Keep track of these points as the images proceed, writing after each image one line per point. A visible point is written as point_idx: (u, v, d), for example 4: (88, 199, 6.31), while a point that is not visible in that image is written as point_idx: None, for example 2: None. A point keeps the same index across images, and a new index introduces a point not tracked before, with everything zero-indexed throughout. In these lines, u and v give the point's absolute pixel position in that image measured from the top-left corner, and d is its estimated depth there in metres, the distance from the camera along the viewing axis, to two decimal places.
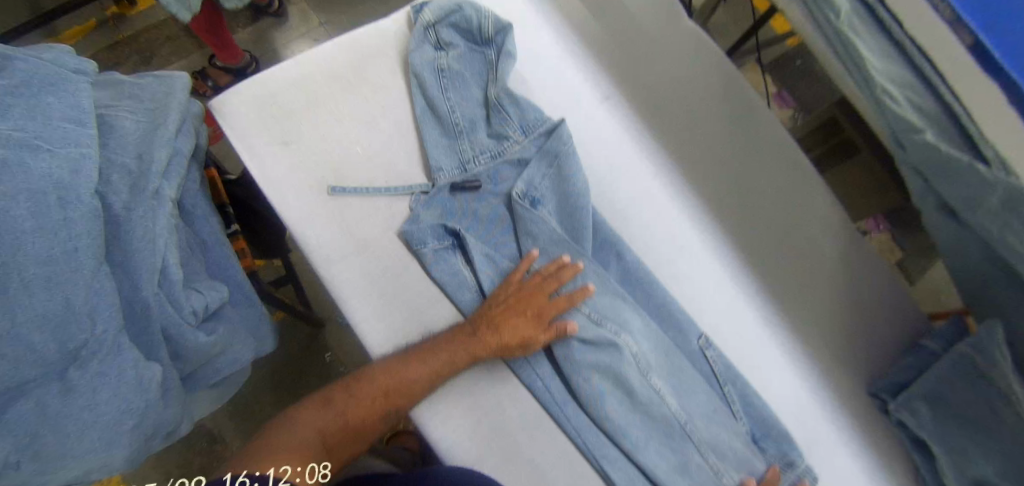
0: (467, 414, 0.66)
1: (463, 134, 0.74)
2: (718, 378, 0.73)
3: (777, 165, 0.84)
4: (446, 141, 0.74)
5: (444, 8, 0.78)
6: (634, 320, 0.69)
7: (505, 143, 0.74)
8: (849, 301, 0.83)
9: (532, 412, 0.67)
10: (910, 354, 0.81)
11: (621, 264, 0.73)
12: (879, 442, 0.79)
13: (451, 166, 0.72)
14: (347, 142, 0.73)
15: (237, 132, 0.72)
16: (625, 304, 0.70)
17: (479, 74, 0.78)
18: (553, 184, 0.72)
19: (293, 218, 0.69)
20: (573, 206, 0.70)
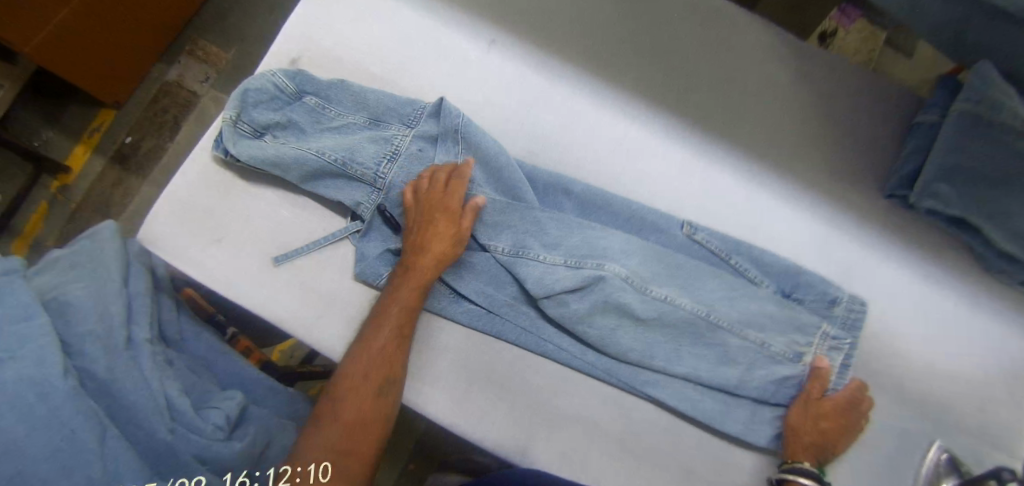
0: (499, 404, 0.66)
1: (349, 163, 0.69)
2: (721, 255, 0.70)
3: (692, 18, 0.78)
4: (342, 179, 0.70)
5: (238, 97, 0.71)
6: (610, 242, 0.67)
7: (394, 142, 0.71)
8: (825, 116, 0.77)
9: (556, 374, 0.67)
10: (911, 138, 0.75)
11: (575, 197, 0.71)
12: (915, 237, 0.74)
13: (366, 192, 0.70)
14: (273, 211, 0.72)
15: (171, 250, 0.71)
16: (596, 230, 0.68)
17: (318, 122, 0.73)
18: (475, 156, 0.70)
19: (258, 303, 0.69)
20: (503, 169, 0.69)
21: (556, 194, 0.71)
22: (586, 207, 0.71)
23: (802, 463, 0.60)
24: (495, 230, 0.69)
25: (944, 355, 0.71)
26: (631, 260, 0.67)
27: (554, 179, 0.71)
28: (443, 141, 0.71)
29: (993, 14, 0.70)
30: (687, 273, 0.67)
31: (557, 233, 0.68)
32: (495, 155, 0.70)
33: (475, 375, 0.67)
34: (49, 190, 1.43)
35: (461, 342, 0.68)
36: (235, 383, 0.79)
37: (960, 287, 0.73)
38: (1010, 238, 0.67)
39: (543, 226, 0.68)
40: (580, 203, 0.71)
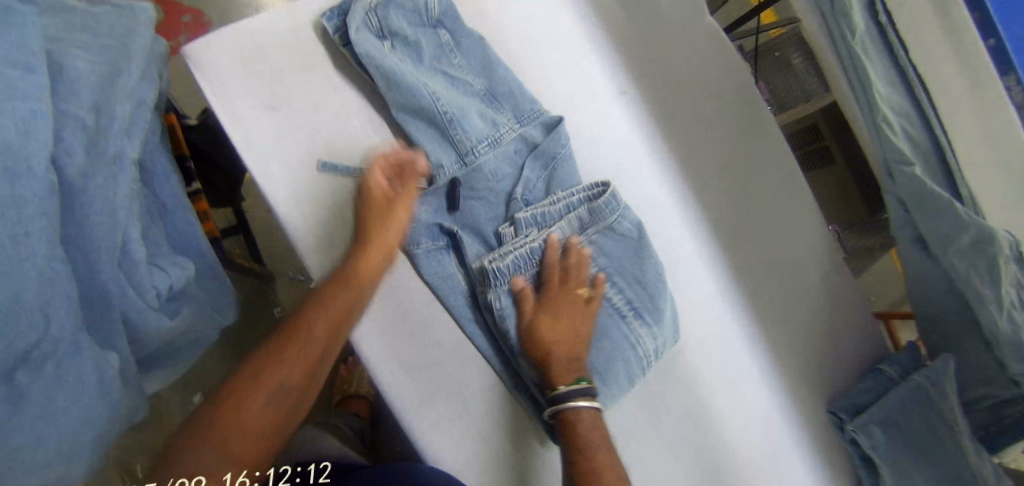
0: (458, 421, 0.63)
1: (454, 125, 0.66)
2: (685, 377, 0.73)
3: (778, 184, 0.84)
4: (438, 133, 0.66)
5: None
6: (638, 333, 0.63)
7: (500, 128, 0.68)
8: (824, 322, 0.86)
9: (520, 423, 0.65)
10: (870, 377, 0.86)
11: (629, 273, 0.66)
12: (833, 457, 0.84)
13: (451, 160, 0.66)
14: (344, 116, 0.65)
15: (215, 87, 0.62)
16: (638, 314, 0.64)
17: (439, 60, 0.69)
18: (562, 189, 0.69)
19: (279, 196, 0.62)
20: (578, 214, 0.67)
21: (613, 263, 0.66)
22: (628, 284, 0.66)
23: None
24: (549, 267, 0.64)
25: None
26: (641, 364, 0.63)
27: (622, 246, 0.67)
28: (540, 156, 0.69)
29: (975, 324, 0.83)
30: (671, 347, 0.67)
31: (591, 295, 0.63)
32: (575, 196, 0.68)
33: (451, 388, 0.64)
34: None
35: (454, 346, 0.65)
36: (185, 249, 0.69)
37: None
38: None
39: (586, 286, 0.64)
40: (631, 279, 0.66)
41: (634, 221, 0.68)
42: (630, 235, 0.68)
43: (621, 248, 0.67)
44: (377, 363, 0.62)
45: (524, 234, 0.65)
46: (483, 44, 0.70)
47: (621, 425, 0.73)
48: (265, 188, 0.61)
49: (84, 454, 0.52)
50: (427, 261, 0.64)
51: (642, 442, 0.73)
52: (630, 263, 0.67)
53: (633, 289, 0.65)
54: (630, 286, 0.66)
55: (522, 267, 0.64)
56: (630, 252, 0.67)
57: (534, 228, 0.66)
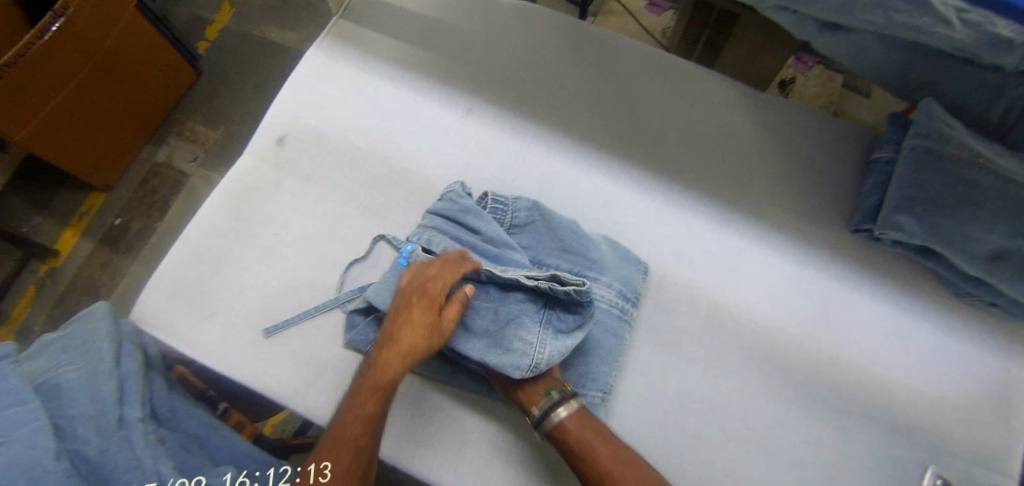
0: (492, 462, 0.66)
1: (351, 238, 0.74)
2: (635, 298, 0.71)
3: (654, 77, 0.82)
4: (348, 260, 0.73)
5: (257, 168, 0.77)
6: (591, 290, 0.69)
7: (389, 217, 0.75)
8: (794, 157, 0.79)
9: None
10: (870, 173, 0.78)
11: (554, 250, 0.72)
12: (891, 269, 0.76)
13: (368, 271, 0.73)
14: (263, 283, 0.73)
15: (161, 327, 0.71)
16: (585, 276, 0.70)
17: (316, 189, 0.75)
18: (472, 220, 0.71)
19: (249, 375, 0.69)
20: (490, 233, 0.71)
21: (536, 250, 0.72)
22: (558, 256, 0.71)
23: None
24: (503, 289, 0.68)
25: (927, 380, 0.72)
26: (612, 314, 0.69)
27: (535, 231, 0.73)
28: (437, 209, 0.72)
29: (937, 56, 0.74)
30: (635, 285, 0.71)
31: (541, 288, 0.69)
32: (478, 217, 0.71)
33: (474, 437, 0.67)
34: (37, 274, 1.37)
35: (453, 403, 0.68)
36: (227, 458, 0.78)
37: (937, 315, 0.75)
38: (973, 262, 0.70)
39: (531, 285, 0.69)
40: (558, 251, 0.71)
41: (532, 205, 0.73)
42: (535, 220, 0.73)
43: (535, 234, 0.73)
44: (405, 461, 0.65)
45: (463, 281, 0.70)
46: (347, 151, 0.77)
47: (649, 374, 0.70)
48: (237, 377, 0.69)
49: None
50: None
51: (678, 375, 0.70)
52: (549, 239, 0.72)
53: (565, 259, 0.71)
54: (562, 259, 0.71)
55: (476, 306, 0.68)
56: (542, 232, 0.72)
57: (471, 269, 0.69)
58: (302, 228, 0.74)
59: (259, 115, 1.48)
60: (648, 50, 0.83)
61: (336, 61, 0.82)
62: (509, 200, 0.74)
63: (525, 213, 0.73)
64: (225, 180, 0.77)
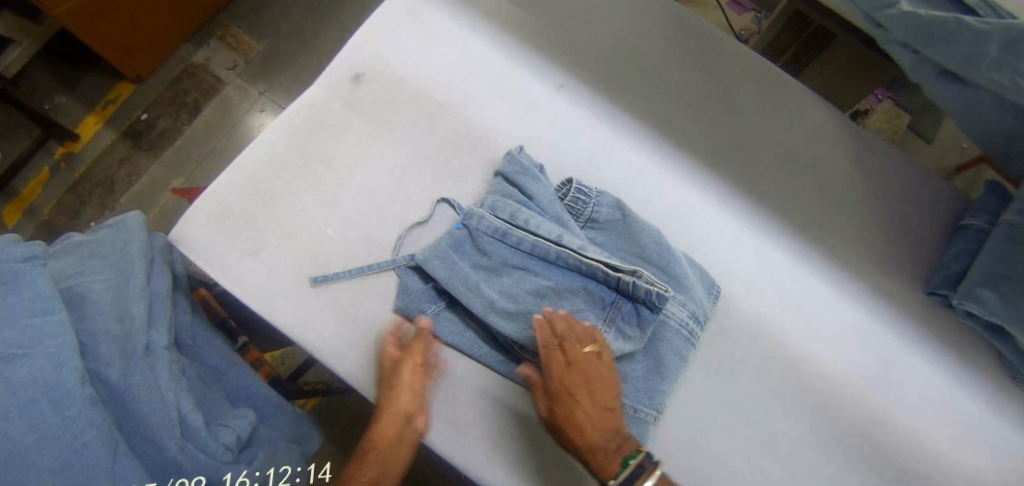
0: (529, 460, 0.63)
1: (417, 199, 0.69)
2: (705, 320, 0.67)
3: (759, 93, 0.77)
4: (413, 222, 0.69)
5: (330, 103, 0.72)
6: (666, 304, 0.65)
7: (462, 184, 0.70)
8: (883, 207, 0.76)
9: None
10: (956, 239, 0.75)
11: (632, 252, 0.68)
12: (955, 340, 0.74)
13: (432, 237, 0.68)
14: (317, 228, 0.68)
15: (203, 253, 0.67)
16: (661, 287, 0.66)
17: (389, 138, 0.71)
18: (556, 207, 0.68)
19: (289, 322, 0.65)
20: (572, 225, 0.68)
21: (614, 248, 0.69)
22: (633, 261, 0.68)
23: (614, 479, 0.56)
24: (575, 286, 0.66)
25: (970, 459, 0.71)
26: (680, 335, 0.65)
27: (617, 230, 0.69)
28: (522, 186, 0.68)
29: None
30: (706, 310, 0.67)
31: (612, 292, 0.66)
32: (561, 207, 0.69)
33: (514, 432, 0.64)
34: (52, 158, 1.30)
35: (493, 391, 0.65)
36: (244, 397, 0.75)
37: (992, 394, 0.73)
38: None
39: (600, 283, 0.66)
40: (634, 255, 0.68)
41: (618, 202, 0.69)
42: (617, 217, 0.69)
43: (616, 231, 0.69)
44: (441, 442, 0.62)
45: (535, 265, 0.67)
46: (427, 106, 0.73)
47: (698, 398, 0.68)
48: (276, 320, 0.65)
49: None
50: (439, 325, 0.66)
51: (727, 406, 0.68)
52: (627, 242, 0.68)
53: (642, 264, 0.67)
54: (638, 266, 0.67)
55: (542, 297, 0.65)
56: (619, 234, 0.69)
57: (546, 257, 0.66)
58: (367, 178, 0.70)
59: (309, 36, 1.40)
60: (758, 62, 0.78)
61: (427, 6, 0.77)
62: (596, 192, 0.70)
63: (606, 208, 0.69)
64: (291, 106, 0.72)
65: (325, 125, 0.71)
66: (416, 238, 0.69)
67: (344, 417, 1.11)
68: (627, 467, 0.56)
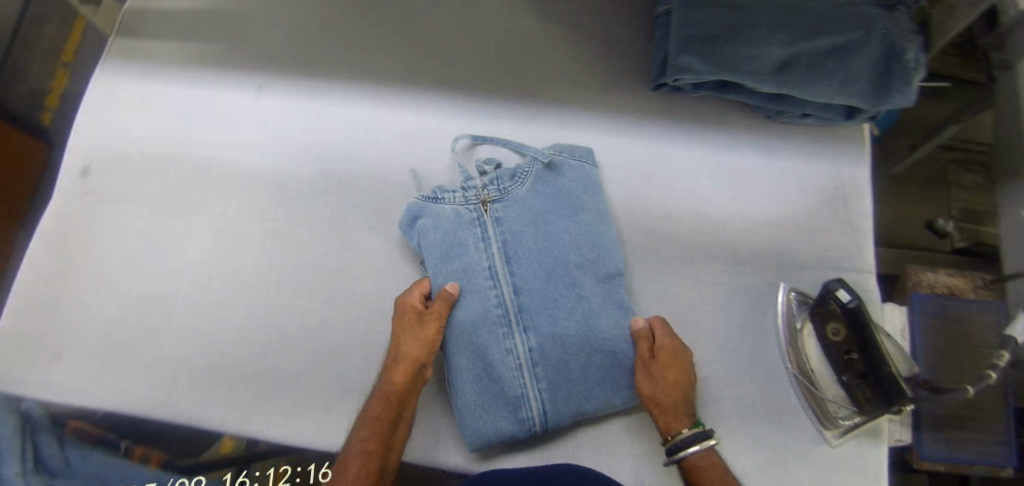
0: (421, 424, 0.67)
1: (178, 244, 0.74)
2: (520, 244, 0.69)
3: (435, 5, 0.82)
4: (179, 263, 0.73)
5: (70, 205, 0.76)
6: (572, 237, 0.69)
7: (211, 210, 0.75)
8: (587, 37, 0.80)
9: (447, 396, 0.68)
10: (657, 29, 0.78)
11: (553, 187, 0.72)
12: (701, 113, 0.78)
13: (202, 264, 0.72)
14: (101, 310, 0.72)
15: (9, 384, 0.70)
16: (556, 225, 0.70)
17: (134, 205, 0.76)
18: (458, 231, 0.69)
19: (107, 399, 0.68)
20: (471, 243, 0.69)
21: (507, 229, 0.69)
22: (554, 201, 0.71)
23: (682, 434, 0.61)
24: (508, 266, 0.68)
25: (757, 204, 0.75)
26: (501, 274, 0.68)
27: (506, 217, 0.70)
28: (437, 216, 0.69)
29: None
30: (595, 183, 0.73)
31: (522, 258, 0.69)
32: (465, 227, 0.69)
33: (355, 387, 0.67)
34: None
35: (310, 364, 0.68)
36: None
37: (751, 140, 0.77)
38: (767, 79, 0.72)
39: (519, 258, 0.69)
40: (547, 203, 0.71)
41: (554, 202, 0.71)
42: (519, 175, 0.72)
43: (511, 214, 0.70)
44: (483, 436, 0.63)
45: (464, 288, 0.67)
46: (156, 162, 0.77)
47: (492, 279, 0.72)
48: (97, 405, 0.69)
49: None
50: (239, 332, 0.70)
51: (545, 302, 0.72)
52: (537, 189, 0.72)
53: (549, 226, 0.70)
54: (560, 202, 0.71)
55: (491, 312, 0.67)
56: (443, 216, 0.69)
57: (479, 273, 0.68)
58: (127, 246, 0.74)
59: None
60: None
61: (124, 82, 0.81)
62: (470, 194, 0.71)
63: (496, 183, 0.71)
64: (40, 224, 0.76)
65: (74, 224, 0.75)
66: (187, 275, 0.72)
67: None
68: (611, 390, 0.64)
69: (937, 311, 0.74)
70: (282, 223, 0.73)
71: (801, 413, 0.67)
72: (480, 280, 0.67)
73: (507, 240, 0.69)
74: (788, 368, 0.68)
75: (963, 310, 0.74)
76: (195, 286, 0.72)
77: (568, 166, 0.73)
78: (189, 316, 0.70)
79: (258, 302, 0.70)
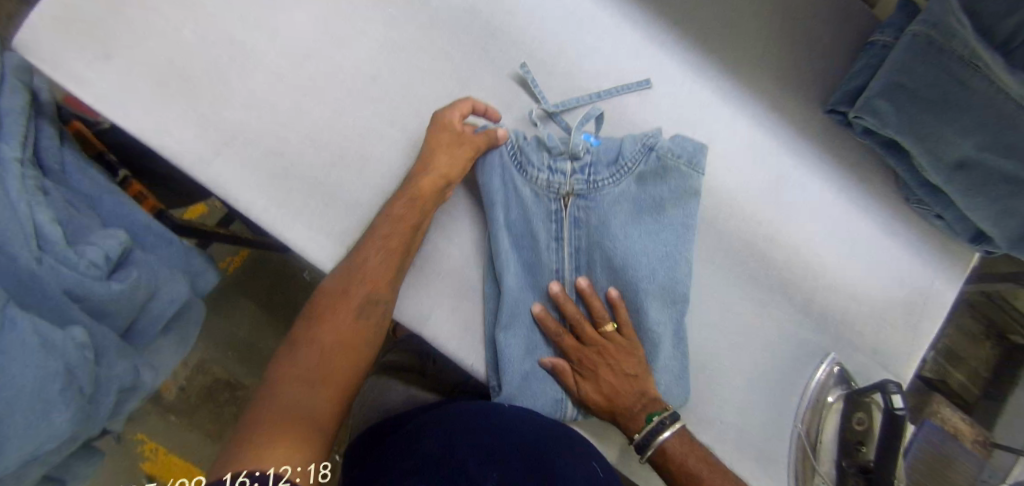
0: (451, 304, 0.64)
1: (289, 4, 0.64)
2: (605, 252, 0.61)
3: None
4: (282, 26, 0.64)
5: None
6: (650, 262, 0.60)
7: None
8: (793, 22, 0.72)
9: (473, 316, 0.64)
10: (862, 55, 0.71)
11: (647, 193, 0.61)
12: (852, 159, 0.74)
13: (307, 40, 0.64)
14: (176, 31, 0.62)
15: (43, 56, 0.60)
16: (642, 244, 0.60)
17: None
18: (528, 224, 0.62)
19: (146, 129, 0.60)
20: (543, 240, 0.62)
21: (586, 233, 0.62)
22: (643, 209, 0.61)
23: (638, 435, 0.59)
24: (575, 273, 0.63)
25: (853, 273, 0.73)
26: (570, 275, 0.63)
27: (590, 218, 0.62)
28: (513, 196, 0.62)
29: None
30: (693, 191, 0.60)
31: (594, 267, 0.63)
32: (540, 220, 0.62)
33: None
34: None
35: (375, 201, 0.63)
36: (121, 225, 0.72)
37: (876, 208, 0.74)
38: (938, 167, 0.66)
39: (590, 267, 0.63)
40: (638, 211, 0.61)
41: (651, 214, 0.61)
42: (621, 167, 0.60)
43: (594, 217, 0.62)
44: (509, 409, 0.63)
45: (526, 283, 0.63)
46: None
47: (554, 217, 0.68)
48: (134, 131, 0.61)
49: (71, 408, 0.56)
50: (316, 132, 0.63)
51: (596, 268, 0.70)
52: (632, 191, 0.61)
53: (639, 235, 0.61)
54: (649, 212, 0.61)
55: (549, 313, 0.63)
56: (512, 210, 0.62)
57: (544, 271, 0.63)
58: None
59: None
60: None
61: None
62: (553, 183, 0.62)
63: (586, 174, 0.61)
64: None
65: None
66: (284, 43, 0.64)
67: (270, 275, 1.16)
68: (651, 423, 0.59)
69: (932, 442, 0.76)
70: (405, 41, 0.65)
71: (783, 467, 0.69)
72: (542, 278, 0.63)
73: (582, 243, 0.62)
74: (795, 425, 0.69)
75: (952, 452, 0.76)
76: (291, 60, 0.64)
77: (690, 180, 0.59)
78: (271, 88, 0.63)
79: (346, 110, 0.63)
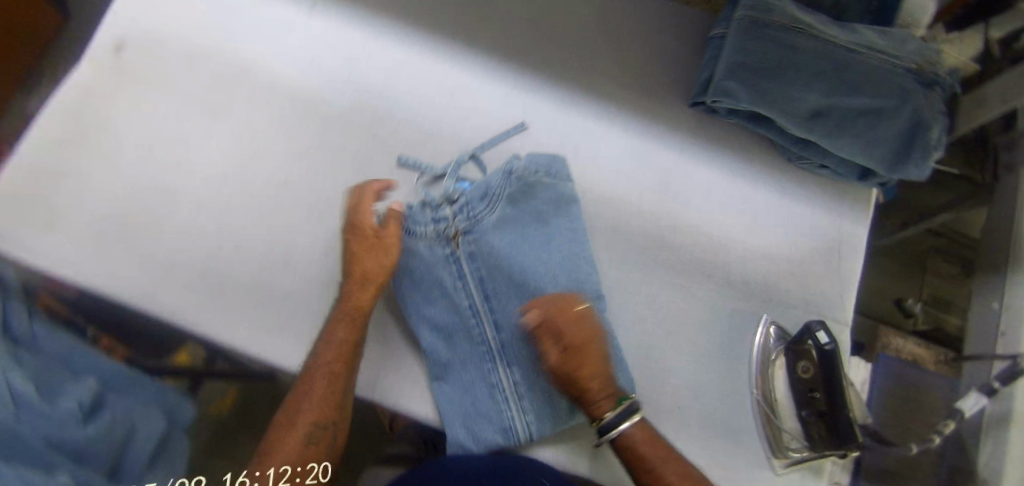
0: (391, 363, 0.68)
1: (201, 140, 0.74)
2: (505, 274, 0.68)
3: None
4: (198, 160, 0.73)
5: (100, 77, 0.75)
6: (546, 267, 0.67)
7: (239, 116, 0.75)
8: (640, 41, 0.82)
9: (416, 368, 0.69)
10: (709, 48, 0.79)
11: (525, 210, 0.70)
12: (727, 140, 0.81)
13: (221, 166, 0.73)
14: (108, 190, 0.71)
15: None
16: (532, 255, 0.68)
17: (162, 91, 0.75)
18: (430, 273, 0.69)
19: (94, 280, 0.68)
20: (449, 282, 0.68)
21: (483, 262, 0.68)
22: (526, 226, 0.70)
23: (608, 416, 0.61)
24: (486, 302, 0.68)
25: (760, 239, 0.78)
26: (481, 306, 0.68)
27: (482, 249, 0.69)
28: (411, 253, 0.70)
29: None
30: (567, 197, 0.71)
31: (501, 292, 0.68)
32: (440, 266, 0.69)
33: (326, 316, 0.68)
34: None
35: (307, 288, 0.69)
36: (93, 373, 0.77)
37: (765, 176, 0.80)
38: (796, 121, 0.72)
39: (497, 294, 0.68)
40: (521, 227, 0.70)
41: (534, 226, 0.70)
42: (492, 198, 0.69)
43: (486, 247, 0.69)
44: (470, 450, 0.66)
45: (446, 326, 0.68)
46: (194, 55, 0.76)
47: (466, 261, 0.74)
48: (84, 284, 0.67)
49: None
50: (244, 241, 0.70)
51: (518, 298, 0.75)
52: (509, 213, 0.70)
53: (528, 248, 0.69)
54: (532, 226, 0.70)
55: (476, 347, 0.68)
56: (415, 266, 0.69)
57: (459, 311, 0.68)
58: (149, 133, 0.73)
59: None
60: None
61: None
62: (440, 230, 0.69)
63: (465, 212, 0.69)
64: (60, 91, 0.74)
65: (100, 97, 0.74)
66: (202, 174, 0.72)
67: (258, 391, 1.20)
68: (622, 404, 0.62)
69: (891, 375, 0.78)
70: (306, 145, 0.74)
71: (753, 434, 0.71)
72: (458, 317, 0.68)
73: (484, 273, 0.68)
74: (752, 390, 0.72)
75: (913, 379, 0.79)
76: (210, 186, 0.72)
77: (561, 187, 0.71)
78: (198, 214, 0.71)
79: (266, 216, 0.71)
